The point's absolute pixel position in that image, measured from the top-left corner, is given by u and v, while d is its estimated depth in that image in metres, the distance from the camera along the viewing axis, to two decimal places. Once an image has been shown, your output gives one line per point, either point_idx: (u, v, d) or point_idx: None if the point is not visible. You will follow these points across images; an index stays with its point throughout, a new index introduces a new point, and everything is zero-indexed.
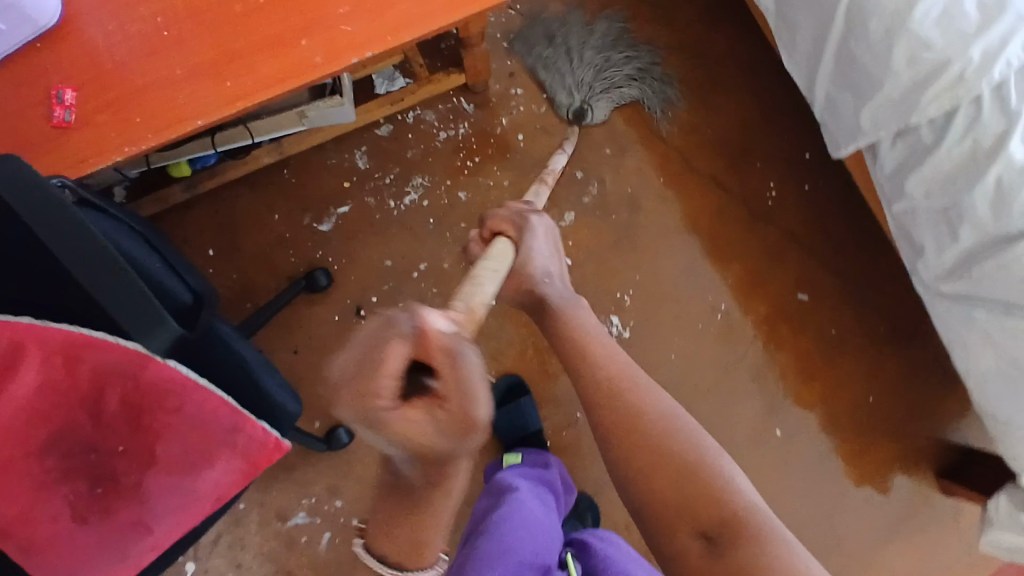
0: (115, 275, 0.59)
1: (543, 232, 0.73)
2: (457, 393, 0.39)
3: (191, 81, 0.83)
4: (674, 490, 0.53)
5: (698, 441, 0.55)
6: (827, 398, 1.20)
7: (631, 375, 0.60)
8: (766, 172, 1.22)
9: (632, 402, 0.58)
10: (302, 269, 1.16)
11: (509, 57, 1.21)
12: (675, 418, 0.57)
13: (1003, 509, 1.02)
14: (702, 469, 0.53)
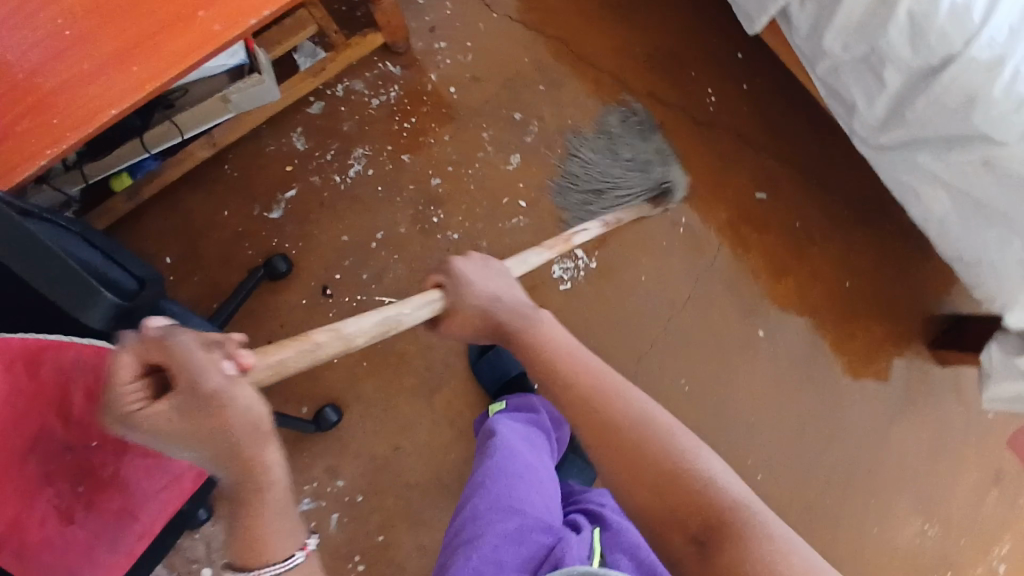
0: (58, 263, 0.57)
1: (484, 269, 0.71)
2: (189, 354, 0.47)
3: (103, 72, 0.79)
4: (662, 497, 0.53)
5: (682, 443, 0.56)
6: (803, 289, 1.21)
7: (612, 385, 0.60)
8: (700, 80, 1.24)
9: (616, 412, 0.58)
10: (261, 260, 1.15)
11: (426, 12, 1.20)
12: (660, 424, 0.57)
13: (996, 359, 1.00)
14: (686, 471, 0.54)
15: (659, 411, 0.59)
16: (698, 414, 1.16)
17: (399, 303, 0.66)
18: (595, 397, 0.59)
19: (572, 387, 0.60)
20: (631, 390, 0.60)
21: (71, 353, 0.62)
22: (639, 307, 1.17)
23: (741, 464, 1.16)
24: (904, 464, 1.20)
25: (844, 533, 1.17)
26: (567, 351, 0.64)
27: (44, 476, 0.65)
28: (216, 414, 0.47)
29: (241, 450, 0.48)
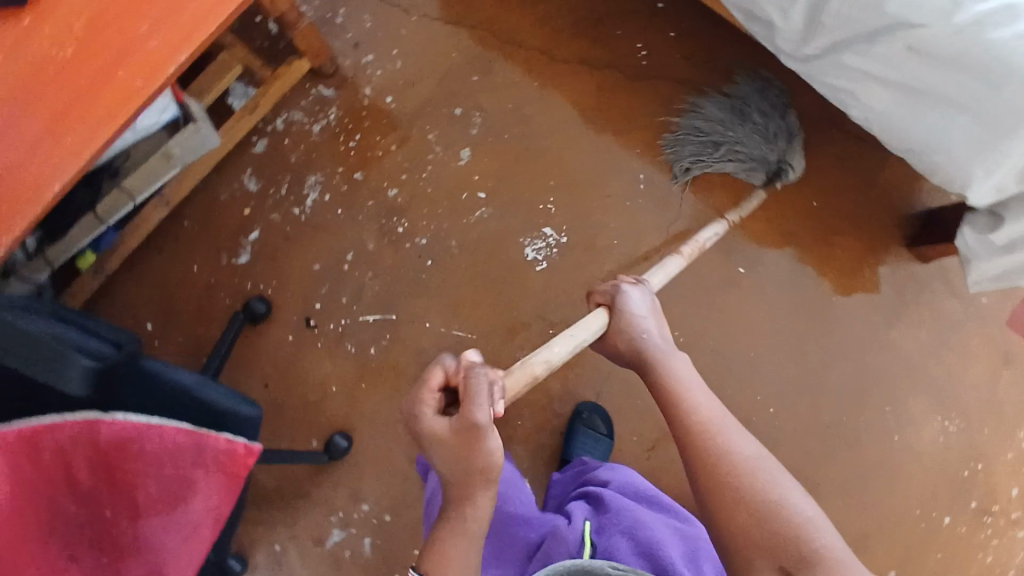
0: (12, 332, 0.58)
1: (642, 300, 0.80)
2: (465, 391, 0.63)
3: (36, 150, 0.80)
4: (759, 525, 0.60)
5: (777, 484, 0.62)
6: (773, 219, 1.22)
7: (720, 423, 0.67)
8: (628, 36, 1.23)
9: (718, 446, 0.65)
10: (239, 306, 1.15)
11: (346, 29, 1.20)
12: (760, 463, 0.64)
13: (971, 241, 1.00)
14: (782, 511, 0.60)
15: (751, 447, 0.65)
16: (698, 361, 1.18)
17: (582, 325, 0.76)
18: (706, 431, 0.66)
19: (687, 422, 0.67)
20: (734, 428, 0.67)
21: (66, 431, 0.61)
22: (618, 270, 1.18)
23: (752, 401, 1.18)
24: (912, 365, 1.21)
25: (866, 445, 1.18)
26: (686, 391, 0.70)
27: (68, 556, 0.65)
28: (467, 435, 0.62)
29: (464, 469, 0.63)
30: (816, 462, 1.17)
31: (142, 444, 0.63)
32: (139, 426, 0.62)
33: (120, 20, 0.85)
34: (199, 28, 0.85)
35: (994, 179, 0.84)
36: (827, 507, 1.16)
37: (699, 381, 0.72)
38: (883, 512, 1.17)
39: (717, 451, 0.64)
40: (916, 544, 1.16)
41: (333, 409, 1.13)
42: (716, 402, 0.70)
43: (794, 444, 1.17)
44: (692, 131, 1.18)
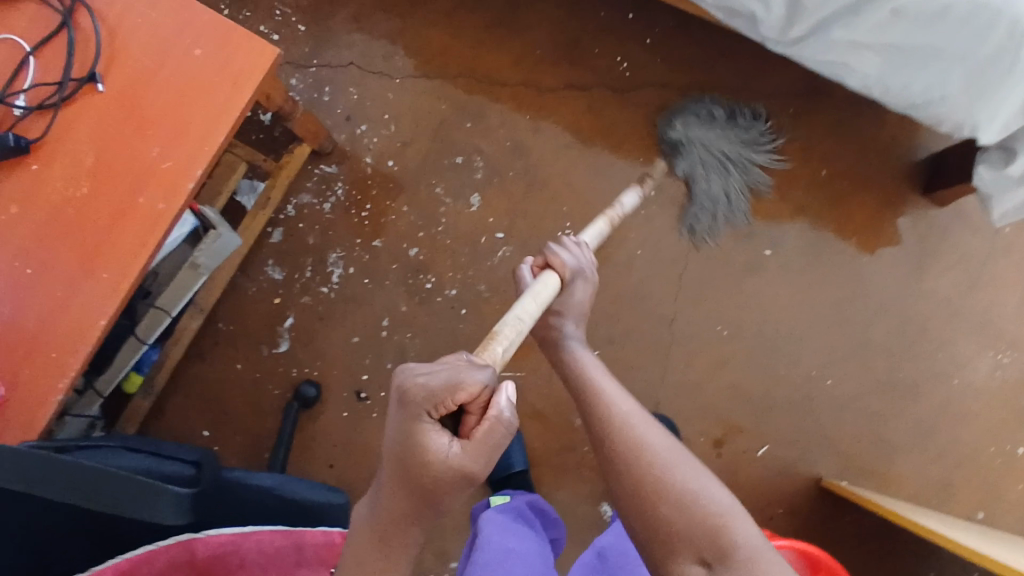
0: (106, 478, 0.60)
1: (584, 287, 0.77)
2: (483, 441, 0.52)
3: (76, 291, 0.81)
4: (675, 515, 0.57)
5: (694, 478, 0.58)
6: (787, 196, 1.23)
7: (634, 417, 0.64)
8: (606, 52, 1.24)
9: (631, 441, 0.61)
10: (289, 394, 1.16)
11: (335, 105, 1.22)
12: (674, 456, 0.60)
13: (988, 179, 1.02)
14: (697, 502, 0.57)
15: (658, 436, 0.62)
16: (748, 350, 1.20)
17: (534, 291, 0.69)
18: (617, 427, 0.63)
19: (604, 419, 0.64)
20: (647, 422, 0.64)
21: (163, 556, 0.70)
22: (647, 278, 1.20)
23: (808, 376, 1.20)
24: (953, 307, 1.21)
25: (927, 395, 1.20)
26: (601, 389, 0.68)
27: None
28: (458, 475, 0.52)
29: (429, 501, 0.54)
30: (882, 421, 1.19)
31: (240, 555, 0.72)
32: (234, 539, 0.71)
33: (129, 144, 0.84)
34: (209, 137, 0.85)
35: (999, 118, 0.86)
36: (902, 463, 1.18)
37: (613, 377, 0.70)
38: (958, 456, 1.19)
39: (631, 446, 0.61)
40: (997, 480, 1.18)
41: None
42: (633, 401, 0.67)
43: (856, 410, 1.19)
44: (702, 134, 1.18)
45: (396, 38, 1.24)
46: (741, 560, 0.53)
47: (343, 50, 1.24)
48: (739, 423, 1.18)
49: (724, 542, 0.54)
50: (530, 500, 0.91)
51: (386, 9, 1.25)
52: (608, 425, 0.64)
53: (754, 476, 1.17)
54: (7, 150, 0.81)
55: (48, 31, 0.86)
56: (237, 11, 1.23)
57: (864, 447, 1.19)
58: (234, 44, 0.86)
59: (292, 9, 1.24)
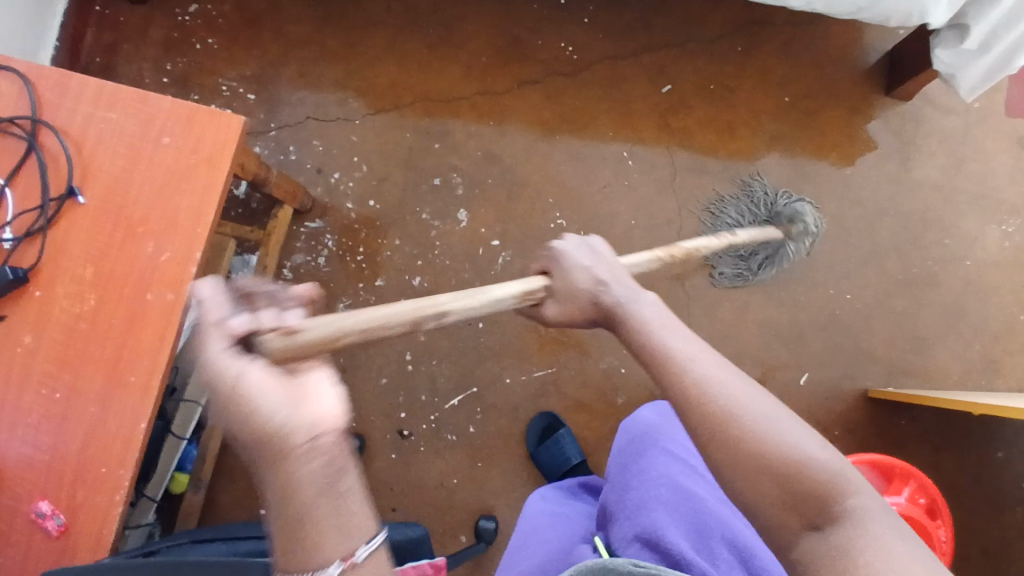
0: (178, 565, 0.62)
1: (585, 249, 0.70)
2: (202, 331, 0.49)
3: (110, 402, 0.81)
4: (778, 484, 0.49)
5: (795, 438, 0.51)
6: (758, 131, 1.24)
7: (714, 373, 0.55)
8: (550, 42, 1.26)
9: (721, 401, 0.53)
10: (333, 451, 1.17)
11: (304, 162, 1.23)
12: (767, 415, 0.52)
13: (949, 58, 1.04)
14: (801, 466, 0.49)
15: (744, 393, 0.53)
16: (764, 286, 1.21)
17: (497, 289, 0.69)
18: (698, 387, 0.54)
19: (678, 377, 0.55)
20: (734, 378, 0.55)
21: None
22: (647, 245, 1.21)
23: (828, 296, 1.21)
24: (946, 191, 1.23)
25: (946, 282, 1.21)
26: (670, 345, 0.58)
27: None
28: (224, 401, 0.46)
29: (264, 462, 0.44)
30: (910, 318, 1.20)
31: None
32: None
33: (124, 247, 0.85)
34: (199, 219, 0.85)
35: None
36: (942, 353, 1.19)
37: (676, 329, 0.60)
38: (991, 334, 1.20)
39: (720, 407, 0.52)
40: None
41: (465, 496, 1.17)
42: (710, 354, 0.57)
43: (883, 315, 1.21)
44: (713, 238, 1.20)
45: (345, 82, 1.26)
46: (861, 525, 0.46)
47: (297, 107, 1.25)
48: (775, 359, 1.19)
49: (838, 506, 0.47)
50: (585, 479, 0.91)
51: (327, 57, 1.26)
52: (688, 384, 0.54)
53: (803, 406, 1.18)
54: (7, 283, 0.81)
55: (15, 160, 0.86)
56: (187, 97, 1.25)
57: (902, 348, 1.20)
58: (200, 126, 0.87)
59: (238, 81, 1.26)
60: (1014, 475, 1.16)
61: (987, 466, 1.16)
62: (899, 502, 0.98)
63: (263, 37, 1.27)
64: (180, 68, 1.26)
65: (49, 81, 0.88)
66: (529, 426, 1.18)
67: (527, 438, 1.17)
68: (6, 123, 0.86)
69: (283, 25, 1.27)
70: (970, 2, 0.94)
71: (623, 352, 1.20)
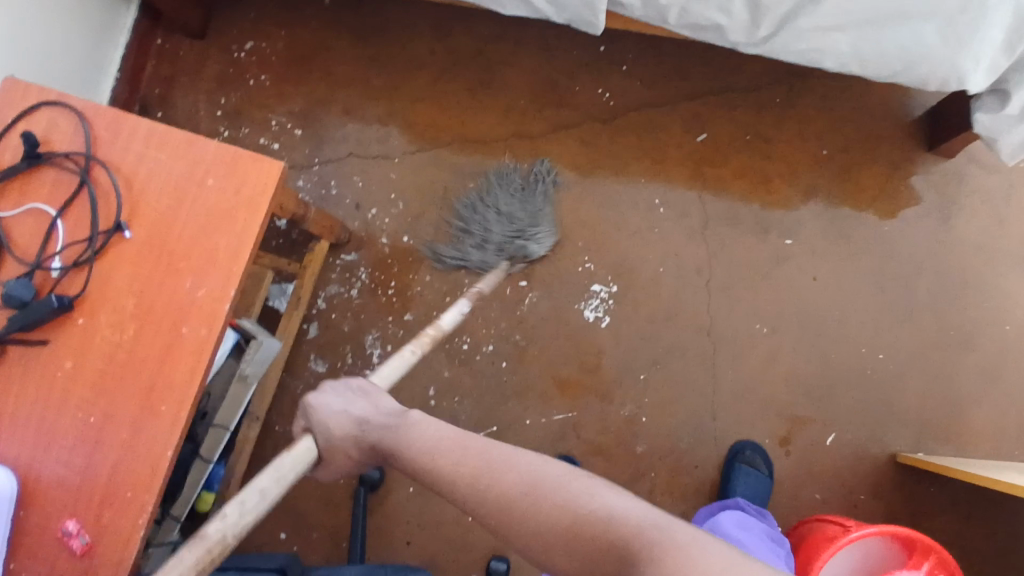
0: None
1: (343, 399, 0.76)
2: None
3: (140, 428, 0.85)
4: (574, 548, 0.54)
5: (573, 486, 0.57)
6: (793, 183, 1.23)
7: (494, 458, 0.62)
8: (587, 88, 1.28)
9: (510, 480, 0.60)
10: (354, 480, 1.20)
11: (343, 196, 1.27)
12: (550, 484, 0.58)
13: (990, 122, 1.01)
14: (576, 512, 0.55)
15: (519, 461, 0.61)
16: (793, 340, 1.19)
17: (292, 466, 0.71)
18: (484, 480, 0.61)
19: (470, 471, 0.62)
20: (519, 465, 0.60)
21: None
22: (675, 294, 1.21)
23: (860, 354, 1.18)
24: (988, 252, 1.20)
25: (985, 345, 1.18)
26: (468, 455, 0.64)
27: None
28: None
29: None
30: (946, 382, 1.17)
31: None
32: None
33: (163, 282, 0.89)
34: (235, 257, 0.89)
35: (983, 63, 0.87)
36: (977, 419, 1.16)
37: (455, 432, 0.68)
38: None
39: (510, 491, 0.59)
40: None
41: (480, 534, 1.19)
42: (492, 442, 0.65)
43: (917, 375, 1.17)
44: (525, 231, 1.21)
45: (386, 120, 1.29)
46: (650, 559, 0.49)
47: (340, 144, 1.29)
48: (801, 416, 1.17)
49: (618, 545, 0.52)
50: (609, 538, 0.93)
51: (371, 96, 1.30)
52: (478, 487, 0.60)
53: (829, 466, 1.15)
54: (54, 311, 0.86)
55: (69, 193, 0.91)
56: (237, 131, 1.30)
57: (935, 412, 1.16)
58: (241, 169, 0.90)
59: (286, 116, 1.30)
60: None
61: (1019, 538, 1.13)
62: None
63: (311, 74, 1.31)
64: (232, 102, 1.32)
65: (105, 118, 0.93)
66: None
67: None
68: (62, 158, 0.91)
69: (331, 64, 1.32)
70: (1014, 70, 0.92)
71: (646, 401, 1.19)
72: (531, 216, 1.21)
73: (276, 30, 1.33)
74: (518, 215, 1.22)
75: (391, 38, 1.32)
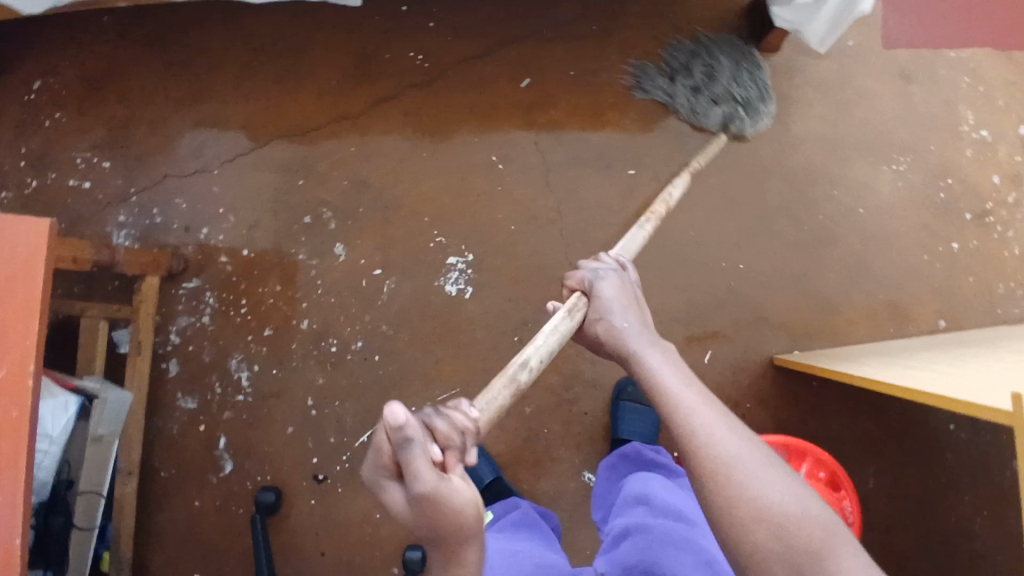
0: None
1: (616, 288, 0.72)
2: None
3: None
4: (778, 542, 0.47)
5: (786, 487, 0.49)
6: (627, 111, 1.19)
7: (713, 406, 0.56)
8: (401, 54, 1.21)
9: (716, 448, 0.52)
10: (253, 506, 1.17)
11: (171, 222, 1.20)
12: (760, 463, 0.51)
13: (790, 15, 0.98)
14: (798, 523, 0.47)
15: (732, 436, 0.53)
16: (657, 269, 1.17)
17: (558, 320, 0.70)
18: (687, 430, 0.54)
19: (670, 406, 0.56)
20: (729, 421, 0.54)
21: None
22: (533, 248, 1.18)
23: (722, 270, 1.17)
24: (829, 142, 1.19)
25: (843, 234, 1.18)
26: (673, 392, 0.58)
27: None
28: None
29: None
30: (810, 280, 1.17)
31: None
32: None
33: None
34: (26, 329, 0.74)
35: None
36: (846, 308, 1.17)
37: (678, 365, 0.62)
38: (894, 278, 1.17)
39: (710, 455, 0.51)
40: (944, 282, 1.17)
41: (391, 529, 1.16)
42: (706, 394, 0.58)
43: (781, 279, 1.17)
44: (733, 96, 1.14)
45: (197, 131, 1.21)
46: None
47: (154, 168, 1.21)
48: (680, 345, 1.16)
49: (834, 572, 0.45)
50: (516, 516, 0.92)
51: (176, 109, 1.21)
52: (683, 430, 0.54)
53: (713, 384, 1.15)
54: None
55: None
56: (45, 178, 1.21)
57: (806, 309, 1.17)
58: (4, 233, 0.76)
59: (91, 151, 1.21)
60: (938, 417, 1.15)
61: (907, 411, 1.15)
62: None
63: (106, 98, 1.22)
64: (34, 148, 1.22)
65: None
66: None
67: None
68: None
69: (125, 82, 1.22)
70: None
71: None
72: (751, 87, 1.15)
73: (60, 58, 1.23)
74: (726, 73, 1.15)
75: (182, 45, 1.22)
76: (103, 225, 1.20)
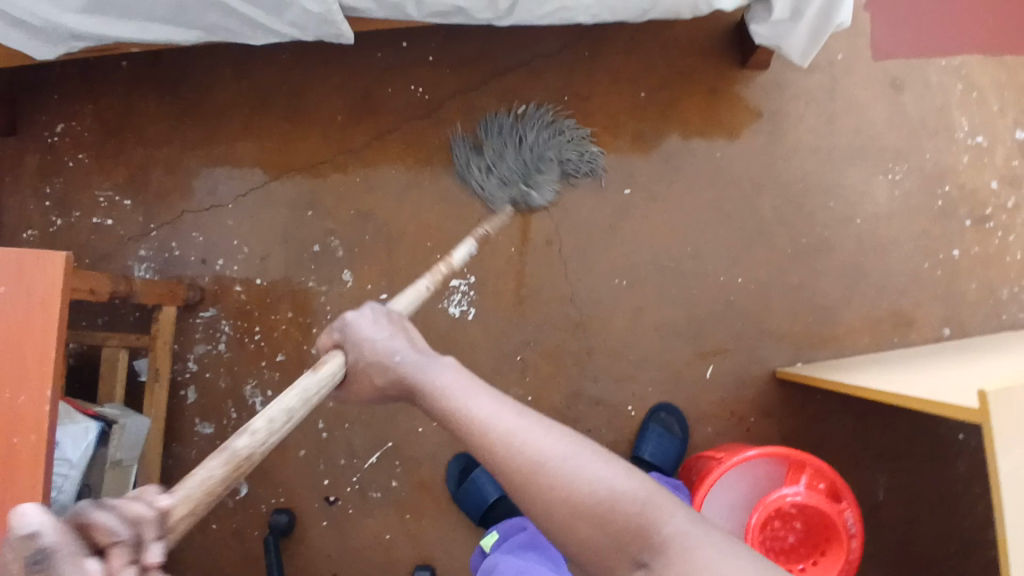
0: None
1: (375, 325, 0.71)
2: None
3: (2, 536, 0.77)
4: (595, 526, 0.52)
5: (592, 469, 0.55)
6: (621, 133, 1.22)
7: (513, 410, 0.60)
8: (401, 88, 1.25)
9: (524, 455, 0.56)
10: (267, 529, 1.21)
11: (188, 255, 1.26)
12: (566, 453, 0.56)
13: (767, 33, 1.01)
14: (614, 499, 0.53)
15: (539, 437, 0.57)
16: (655, 286, 1.19)
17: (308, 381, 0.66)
18: (495, 448, 0.57)
19: (474, 427, 0.59)
20: (534, 421, 0.59)
21: None
22: (532, 269, 1.21)
23: (720, 284, 1.19)
24: (823, 152, 1.20)
25: (839, 244, 1.19)
26: (473, 411, 0.60)
27: None
28: None
29: None
30: (809, 290, 1.18)
31: None
32: None
33: None
34: (44, 356, 0.79)
35: None
36: (848, 317, 1.18)
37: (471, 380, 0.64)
38: (892, 287, 1.18)
39: (522, 466, 0.55)
40: (945, 288, 1.18)
41: (402, 549, 1.19)
42: (508, 404, 0.61)
43: (780, 291, 1.18)
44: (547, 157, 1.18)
45: (211, 169, 1.28)
46: (677, 550, 0.50)
47: (171, 205, 1.28)
48: (681, 359, 1.18)
49: (657, 538, 0.51)
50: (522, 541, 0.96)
51: (190, 149, 1.28)
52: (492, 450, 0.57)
53: (714, 397, 1.18)
54: None
55: None
56: (70, 217, 1.29)
57: (804, 319, 1.18)
58: (26, 267, 0.79)
59: (113, 191, 1.29)
60: (947, 426, 1.15)
61: (911, 419, 1.15)
62: (801, 492, 0.94)
63: (125, 142, 1.29)
64: (59, 190, 1.29)
65: None
66: (448, 469, 1.19)
67: (446, 481, 1.19)
68: None
69: (142, 125, 1.29)
70: None
71: (528, 381, 1.20)
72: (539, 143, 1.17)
73: (81, 105, 1.30)
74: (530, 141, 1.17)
75: (193, 89, 1.28)
76: (125, 261, 1.27)
